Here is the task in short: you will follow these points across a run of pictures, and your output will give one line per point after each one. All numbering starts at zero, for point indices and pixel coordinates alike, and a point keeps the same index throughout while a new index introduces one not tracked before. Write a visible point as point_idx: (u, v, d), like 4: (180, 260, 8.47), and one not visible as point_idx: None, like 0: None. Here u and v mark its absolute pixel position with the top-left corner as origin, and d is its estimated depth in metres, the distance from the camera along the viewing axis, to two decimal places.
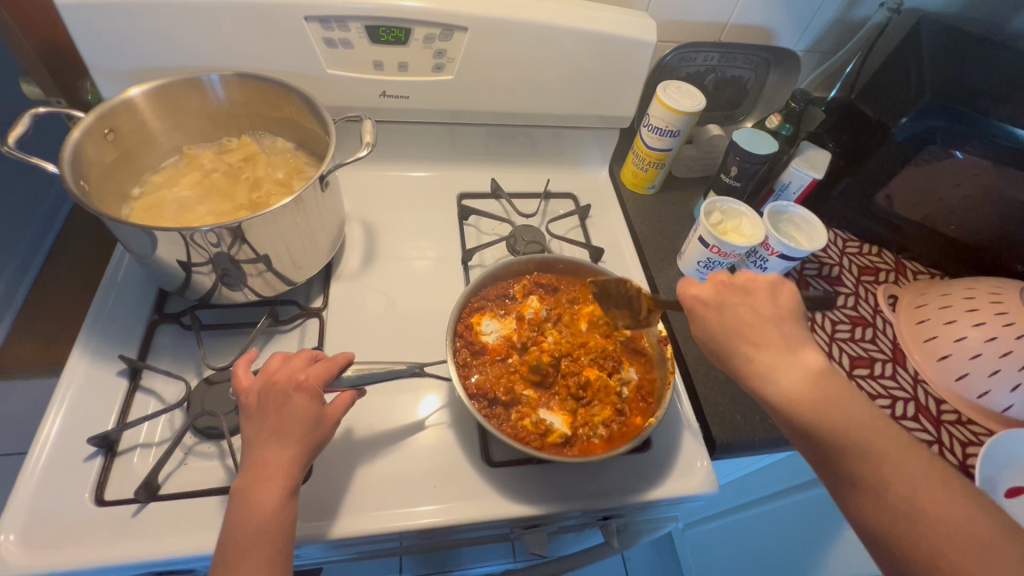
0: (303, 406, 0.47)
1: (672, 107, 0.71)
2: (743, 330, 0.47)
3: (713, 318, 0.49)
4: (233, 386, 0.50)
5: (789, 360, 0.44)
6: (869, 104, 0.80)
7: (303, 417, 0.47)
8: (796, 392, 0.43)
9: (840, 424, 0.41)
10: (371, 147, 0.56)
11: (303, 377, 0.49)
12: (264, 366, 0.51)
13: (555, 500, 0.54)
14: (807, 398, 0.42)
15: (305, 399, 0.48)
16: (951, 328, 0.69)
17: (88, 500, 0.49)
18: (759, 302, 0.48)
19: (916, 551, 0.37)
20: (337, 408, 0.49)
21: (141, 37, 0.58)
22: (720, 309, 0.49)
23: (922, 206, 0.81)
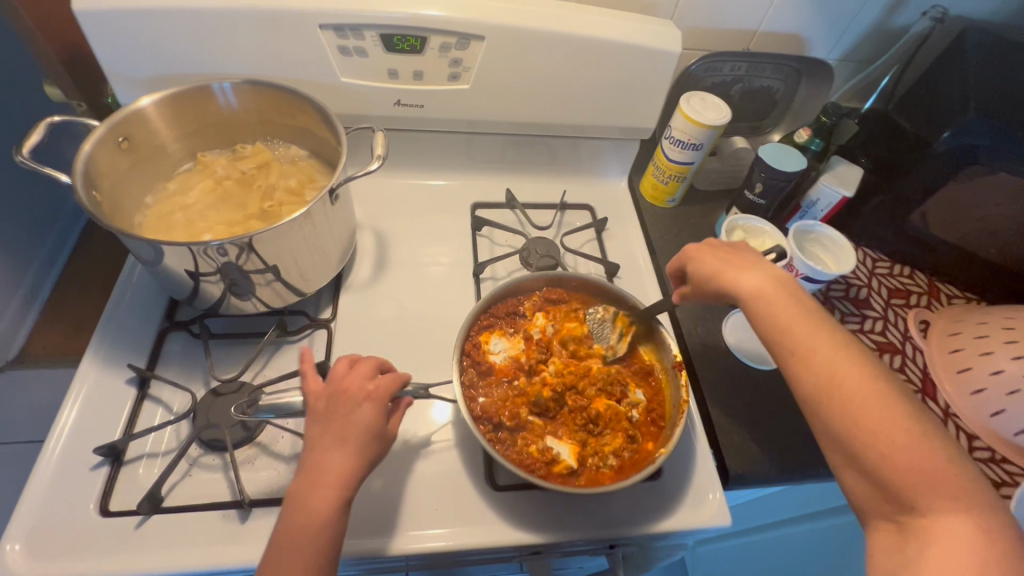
0: (367, 417, 0.46)
1: (696, 119, 0.69)
2: (720, 255, 0.53)
3: (695, 250, 0.55)
4: (303, 386, 0.49)
5: (758, 274, 0.50)
6: (905, 116, 0.75)
7: (366, 427, 0.45)
8: (757, 290, 0.48)
9: (786, 322, 0.46)
10: (382, 160, 0.55)
11: (372, 388, 0.47)
12: (333, 369, 0.49)
13: (560, 527, 0.53)
14: (764, 297, 0.48)
15: (371, 409, 0.46)
16: (986, 360, 0.65)
17: (92, 511, 0.49)
18: (739, 245, 0.54)
19: (832, 425, 0.41)
20: (396, 424, 0.48)
21: (157, 44, 0.57)
22: (698, 249, 0.55)
23: (959, 227, 0.77)
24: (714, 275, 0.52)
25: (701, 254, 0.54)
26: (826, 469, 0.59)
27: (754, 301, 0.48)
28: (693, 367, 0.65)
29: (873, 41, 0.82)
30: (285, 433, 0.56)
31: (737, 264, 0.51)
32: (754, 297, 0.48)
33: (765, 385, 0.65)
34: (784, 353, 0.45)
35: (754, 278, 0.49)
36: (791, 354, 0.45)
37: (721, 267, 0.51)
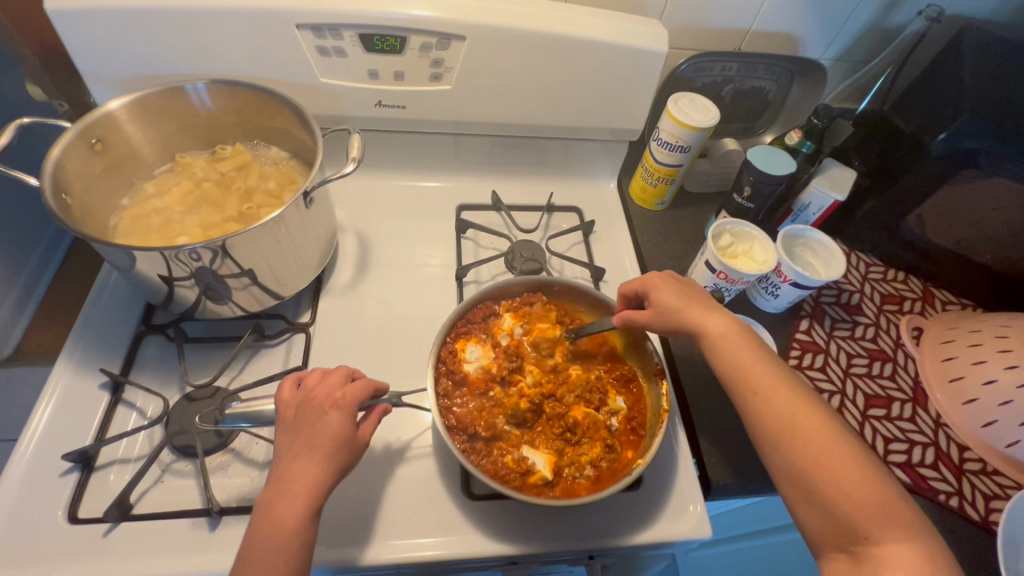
0: (336, 425, 0.45)
1: (683, 120, 0.67)
2: (684, 294, 0.55)
3: (656, 283, 0.56)
4: (275, 398, 0.47)
5: (720, 317, 0.53)
6: (902, 117, 0.74)
7: (334, 436, 0.44)
8: (721, 334, 0.52)
9: (747, 363, 0.49)
10: (358, 162, 0.54)
11: (340, 395, 0.46)
12: (306, 378, 0.48)
13: (536, 538, 0.52)
14: (727, 340, 0.51)
15: (340, 416, 0.45)
16: (978, 369, 0.63)
17: (60, 518, 0.48)
18: (693, 284, 0.57)
19: (791, 462, 0.45)
20: (369, 432, 0.47)
21: (133, 45, 0.56)
22: (658, 280, 0.56)
23: (955, 231, 0.75)
24: (677, 313, 0.54)
25: (664, 287, 0.55)
26: None
27: (717, 344, 0.51)
28: (677, 375, 0.64)
29: (869, 40, 0.80)
30: (259, 440, 0.55)
31: (702, 306, 0.54)
32: (719, 340, 0.51)
33: None
34: (745, 393, 0.49)
35: (719, 322, 0.52)
36: (751, 394, 0.48)
37: (688, 307, 0.54)
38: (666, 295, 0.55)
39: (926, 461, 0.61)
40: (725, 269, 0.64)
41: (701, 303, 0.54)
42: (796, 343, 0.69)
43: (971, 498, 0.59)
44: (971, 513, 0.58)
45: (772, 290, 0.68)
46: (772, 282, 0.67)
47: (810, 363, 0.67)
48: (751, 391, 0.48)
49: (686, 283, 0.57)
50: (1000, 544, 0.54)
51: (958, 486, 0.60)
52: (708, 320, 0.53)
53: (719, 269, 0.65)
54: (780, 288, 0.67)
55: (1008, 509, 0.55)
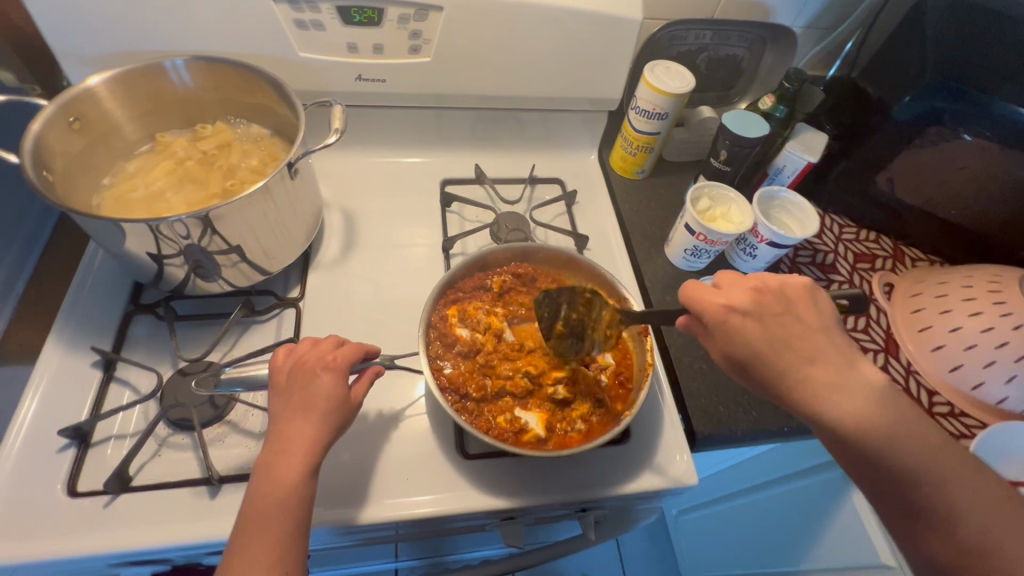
0: (329, 386, 0.45)
1: (659, 87, 0.69)
2: (793, 336, 0.46)
3: (756, 319, 0.47)
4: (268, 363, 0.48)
5: (845, 379, 0.44)
6: (869, 82, 0.76)
7: (327, 397, 0.45)
8: (861, 409, 0.43)
9: (912, 464, 0.42)
10: (340, 133, 0.54)
11: (331, 358, 0.47)
12: (295, 347, 0.49)
13: (529, 492, 0.54)
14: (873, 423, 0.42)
15: (332, 378, 0.46)
16: (946, 318, 0.66)
17: (59, 492, 0.49)
18: (803, 321, 0.47)
19: None
20: (363, 392, 0.48)
21: (107, 22, 0.56)
22: (745, 308, 0.47)
23: (922, 189, 0.78)
24: (793, 371, 0.45)
25: (770, 331, 0.46)
26: (792, 427, 0.61)
27: (860, 419, 0.42)
28: (662, 335, 0.66)
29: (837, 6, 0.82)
30: (254, 411, 0.56)
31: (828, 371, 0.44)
32: (863, 423, 0.42)
33: None
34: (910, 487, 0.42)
35: (851, 392, 0.43)
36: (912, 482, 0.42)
37: (808, 368, 0.44)
38: (778, 351, 0.45)
39: None
40: (704, 231, 0.66)
41: (819, 350, 0.45)
42: None
43: None
44: None
45: (750, 251, 0.71)
46: (749, 242, 0.70)
47: None
48: (912, 480, 0.42)
49: (784, 308, 0.47)
50: None
51: None
52: (845, 391, 0.43)
53: (697, 231, 0.67)
54: (758, 248, 0.69)
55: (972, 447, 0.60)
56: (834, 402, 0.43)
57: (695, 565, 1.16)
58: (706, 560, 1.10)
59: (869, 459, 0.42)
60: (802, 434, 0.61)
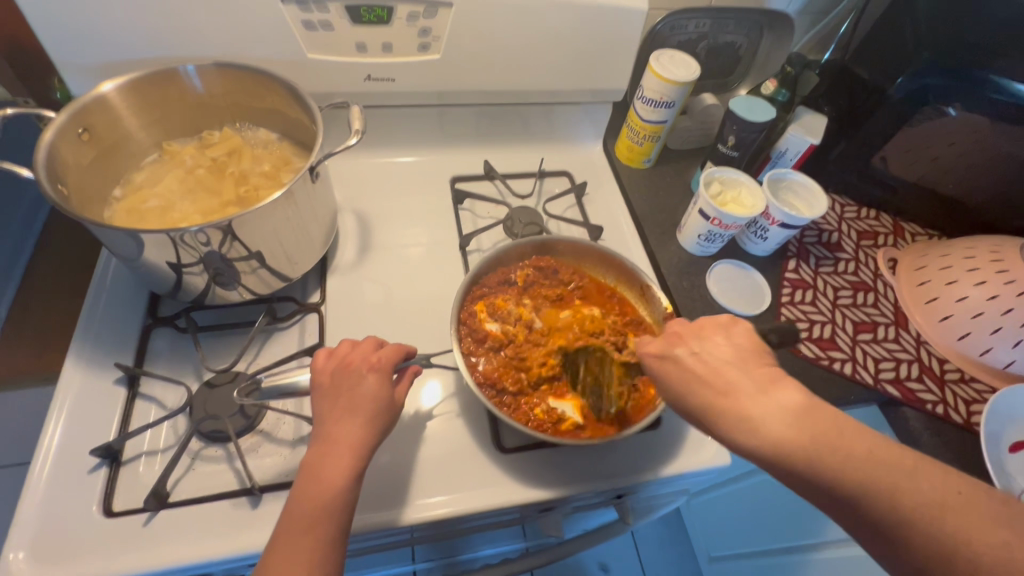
0: (374, 387, 0.46)
1: (665, 76, 0.69)
2: (719, 372, 0.40)
3: (684, 365, 0.42)
4: (308, 367, 0.48)
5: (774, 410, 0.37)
6: (862, 65, 0.77)
7: (374, 398, 0.45)
8: (788, 442, 0.35)
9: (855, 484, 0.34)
10: (360, 133, 0.54)
11: (376, 358, 0.47)
12: (336, 349, 0.49)
13: (567, 482, 0.54)
14: (812, 453, 0.35)
15: (377, 379, 0.47)
16: (952, 288, 0.69)
17: (95, 513, 0.48)
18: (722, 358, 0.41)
19: None
20: (405, 393, 0.48)
21: (109, 29, 0.55)
22: (668, 355, 0.44)
23: (917, 166, 0.81)
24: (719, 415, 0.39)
25: (698, 382, 0.41)
26: None
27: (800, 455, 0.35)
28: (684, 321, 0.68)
29: None
30: (286, 419, 0.56)
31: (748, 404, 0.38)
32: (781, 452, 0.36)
33: None
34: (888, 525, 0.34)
35: (772, 421, 0.37)
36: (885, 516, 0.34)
37: (735, 406, 0.38)
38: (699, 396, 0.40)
39: (912, 375, 0.66)
40: (718, 215, 0.68)
41: (733, 381, 0.39)
42: (786, 281, 0.73)
43: (954, 404, 0.65)
44: (954, 417, 0.64)
45: (761, 233, 0.72)
46: (760, 225, 0.71)
47: (801, 299, 0.72)
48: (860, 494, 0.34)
49: (709, 348, 0.42)
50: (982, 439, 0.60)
51: (942, 395, 0.65)
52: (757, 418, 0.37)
53: (712, 216, 0.68)
54: (769, 230, 0.71)
55: (986, 409, 0.62)
56: (754, 432, 0.37)
57: (711, 546, 1.19)
58: (721, 540, 1.13)
59: (812, 493, 0.36)
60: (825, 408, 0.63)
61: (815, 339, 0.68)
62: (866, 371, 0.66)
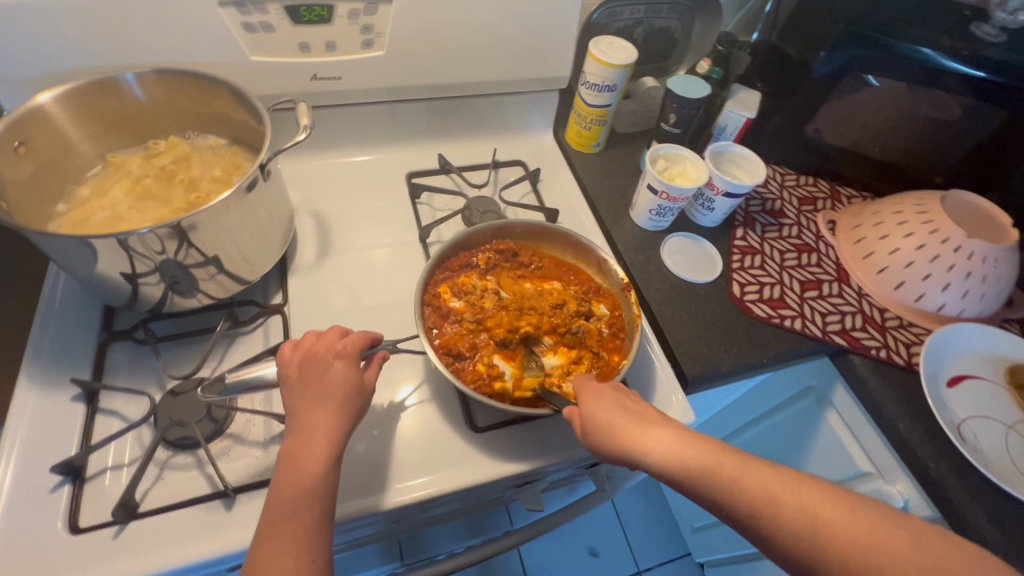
0: (344, 374, 0.47)
1: (604, 60, 0.72)
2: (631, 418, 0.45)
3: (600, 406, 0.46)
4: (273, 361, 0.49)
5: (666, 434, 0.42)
6: (788, 44, 0.82)
7: (344, 384, 0.46)
8: (673, 457, 0.40)
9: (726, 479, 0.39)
10: (309, 129, 0.54)
11: (342, 346, 0.48)
12: (301, 342, 0.50)
13: (542, 453, 0.56)
14: (691, 466, 0.39)
15: (346, 366, 0.47)
16: (885, 242, 0.74)
17: (61, 531, 0.46)
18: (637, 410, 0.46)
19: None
20: (374, 377, 0.49)
21: (35, 41, 0.53)
22: (602, 393, 0.48)
23: (848, 133, 0.87)
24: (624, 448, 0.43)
25: (612, 420, 0.45)
26: (769, 357, 0.66)
27: (683, 468, 0.40)
28: (642, 293, 0.70)
29: None
30: (256, 420, 0.55)
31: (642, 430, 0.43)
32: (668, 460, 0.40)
33: (704, 295, 0.71)
34: (761, 525, 0.37)
35: (660, 443, 0.41)
36: (752, 511, 0.37)
37: (634, 437, 0.43)
38: (607, 430, 0.44)
39: (857, 325, 0.71)
40: (665, 188, 0.71)
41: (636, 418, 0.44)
42: (736, 248, 0.77)
43: (896, 348, 0.69)
44: (897, 360, 0.68)
45: (708, 205, 0.76)
46: (707, 197, 0.75)
47: (750, 264, 0.75)
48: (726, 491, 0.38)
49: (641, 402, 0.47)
50: (924, 379, 0.64)
51: (885, 340, 0.70)
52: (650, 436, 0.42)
53: (660, 190, 0.71)
54: (715, 201, 0.74)
55: (925, 349, 0.67)
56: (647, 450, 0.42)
57: (693, 517, 1.22)
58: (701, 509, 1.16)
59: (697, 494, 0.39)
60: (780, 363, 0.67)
61: (766, 300, 0.71)
62: (814, 325, 0.70)
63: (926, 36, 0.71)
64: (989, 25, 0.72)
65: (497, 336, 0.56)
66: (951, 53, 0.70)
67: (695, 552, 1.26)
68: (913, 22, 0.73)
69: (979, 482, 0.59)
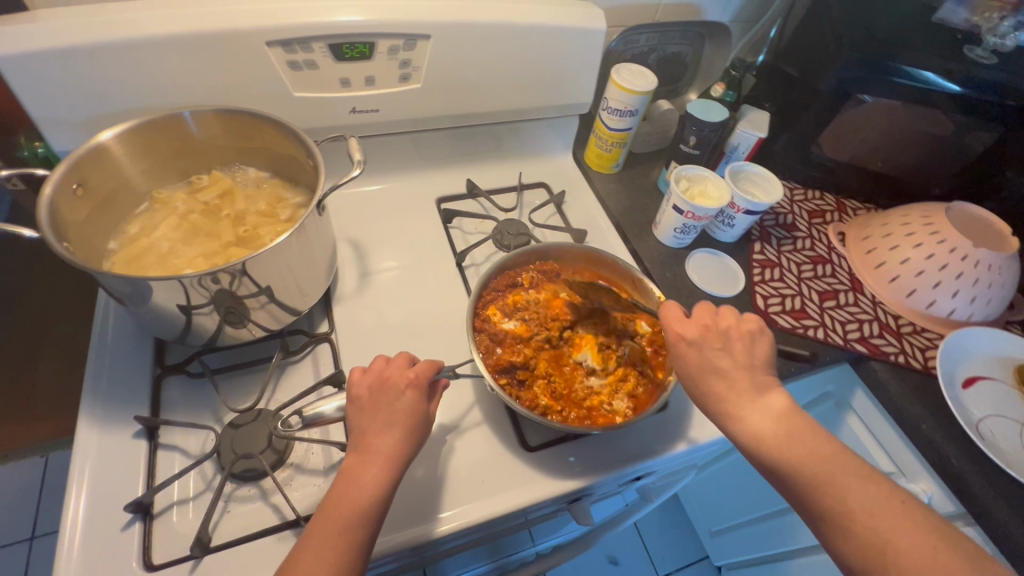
0: (411, 403, 0.48)
1: (626, 87, 0.76)
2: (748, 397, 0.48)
3: (716, 373, 0.50)
4: (347, 380, 0.50)
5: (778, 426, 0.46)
6: (791, 64, 0.86)
7: (411, 413, 0.47)
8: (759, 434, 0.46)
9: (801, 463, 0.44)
10: (362, 164, 0.56)
11: (413, 375, 0.49)
12: (372, 364, 0.52)
13: (594, 470, 0.58)
14: (778, 439, 0.46)
15: (414, 395, 0.49)
16: (895, 252, 0.78)
17: (137, 569, 0.47)
18: (738, 360, 0.51)
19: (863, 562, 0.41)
20: (437, 408, 0.51)
21: (90, 82, 0.55)
22: (707, 334, 0.53)
23: (849, 148, 0.91)
24: (727, 404, 0.48)
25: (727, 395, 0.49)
26: (796, 367, 0.70)
27: (790, 482, 0.45)
28: None
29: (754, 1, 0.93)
30: (315, 448, 0.56)
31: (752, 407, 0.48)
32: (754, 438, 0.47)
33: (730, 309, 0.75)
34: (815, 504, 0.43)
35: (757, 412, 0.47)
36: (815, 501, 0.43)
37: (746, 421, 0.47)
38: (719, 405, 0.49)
39: (875, 332, 0.75)
40: (691, 209, 0.74)
41: (733, 387, 0.49)
42: (755, 262, 0.81)
43: (912, 353, 0.73)
44: (914, 364, 0.72)
45: (728, 222, 0.80)
46: (727, 215, 0.78)
47: (770, 277, 0.79)
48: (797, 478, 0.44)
49: (739, 349, 0.51)
50: (940, 379, 0.68)
51: (901, 346, 0.74)
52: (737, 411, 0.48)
53: (686, 210, 0.75)
54: (735, 218, 0.78)
55: (939, 353, 0.71)
56: (737, 423, 0.48)
57: (710, 522, 1.25)
58: (719, 513, 1.19)
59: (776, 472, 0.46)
60: (806, 372, 0.70)
61: (789, 311, 0.75)
62: (836, 334, 0.74)
63: (921, 58, 0.75)
64: (979, 48, 0.77)
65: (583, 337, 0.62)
66: (947, 75, 0.75)
67: (712, 556, 1.29)
68: (912, 47, 0.77)
69: (999, 478, 0.63)
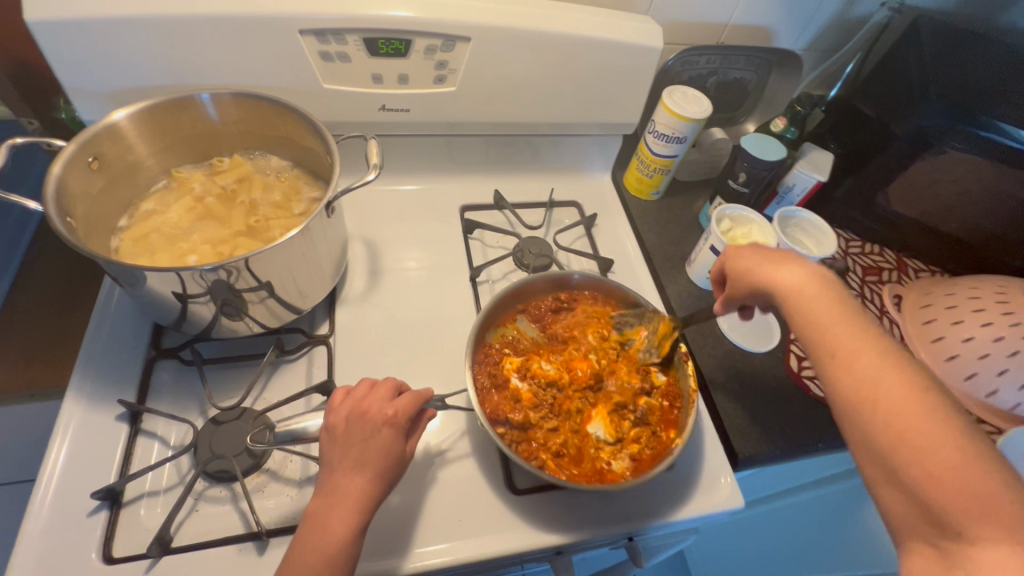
0: (387, 442, 0.45)
1: (677, 112, 0.70)
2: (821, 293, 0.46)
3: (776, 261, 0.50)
4: (325, 406, 0.48)
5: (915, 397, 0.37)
6: (868, 103, 0.79)
7: (385, 453, 0.44)
8: (794, 285, 0.47)
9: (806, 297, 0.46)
10: (378, 169, 0.53)
11: (393, 411, 0.46)
12: (352, 389, 0.49)
13: (581, 526, 0.53)
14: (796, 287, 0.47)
15: (391, 433, 0.45)
16: (958, 328, 0.69)
17: (94, 560, 0.46)
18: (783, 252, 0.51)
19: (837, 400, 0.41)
20: (416, 446, 0.47)
21: (120, 57, 0.54)
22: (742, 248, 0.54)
23: (921, 204, 0.81)
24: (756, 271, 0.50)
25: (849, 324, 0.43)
26: (825, 443, 0.63)
27: None
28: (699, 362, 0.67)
29: (834, 31, 0.85)
30: (293, 457, 0.53)
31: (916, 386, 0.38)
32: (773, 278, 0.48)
33: (760, 366, 0.68)
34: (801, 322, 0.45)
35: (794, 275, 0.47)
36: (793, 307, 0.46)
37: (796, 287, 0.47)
38: (852, 353, 0.41)
39: None
40: None
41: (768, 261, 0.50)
42: None
43: None
44: None
45: None
46: None
47: None
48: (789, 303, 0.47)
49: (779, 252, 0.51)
50: None
51: None
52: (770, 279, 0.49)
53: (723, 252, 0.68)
54: None
55: None
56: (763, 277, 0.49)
57: None
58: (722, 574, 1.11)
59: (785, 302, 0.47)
60: (835, 450, 0.63)
61: None
62: None
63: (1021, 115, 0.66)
64: None
65: (588, 392, 0.56)
66: None
67: None
68: (1011, 102, 0.68)
69: None
